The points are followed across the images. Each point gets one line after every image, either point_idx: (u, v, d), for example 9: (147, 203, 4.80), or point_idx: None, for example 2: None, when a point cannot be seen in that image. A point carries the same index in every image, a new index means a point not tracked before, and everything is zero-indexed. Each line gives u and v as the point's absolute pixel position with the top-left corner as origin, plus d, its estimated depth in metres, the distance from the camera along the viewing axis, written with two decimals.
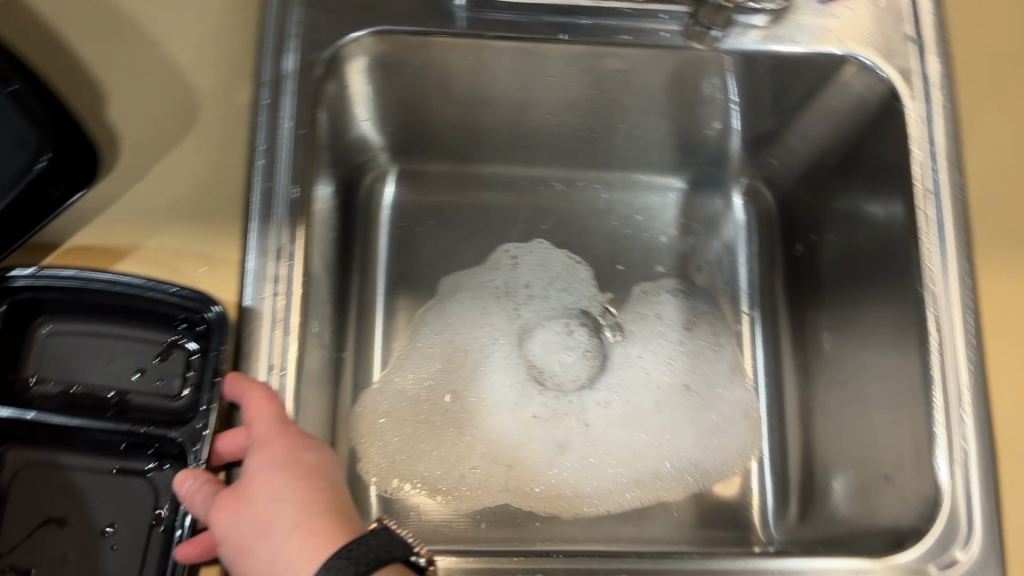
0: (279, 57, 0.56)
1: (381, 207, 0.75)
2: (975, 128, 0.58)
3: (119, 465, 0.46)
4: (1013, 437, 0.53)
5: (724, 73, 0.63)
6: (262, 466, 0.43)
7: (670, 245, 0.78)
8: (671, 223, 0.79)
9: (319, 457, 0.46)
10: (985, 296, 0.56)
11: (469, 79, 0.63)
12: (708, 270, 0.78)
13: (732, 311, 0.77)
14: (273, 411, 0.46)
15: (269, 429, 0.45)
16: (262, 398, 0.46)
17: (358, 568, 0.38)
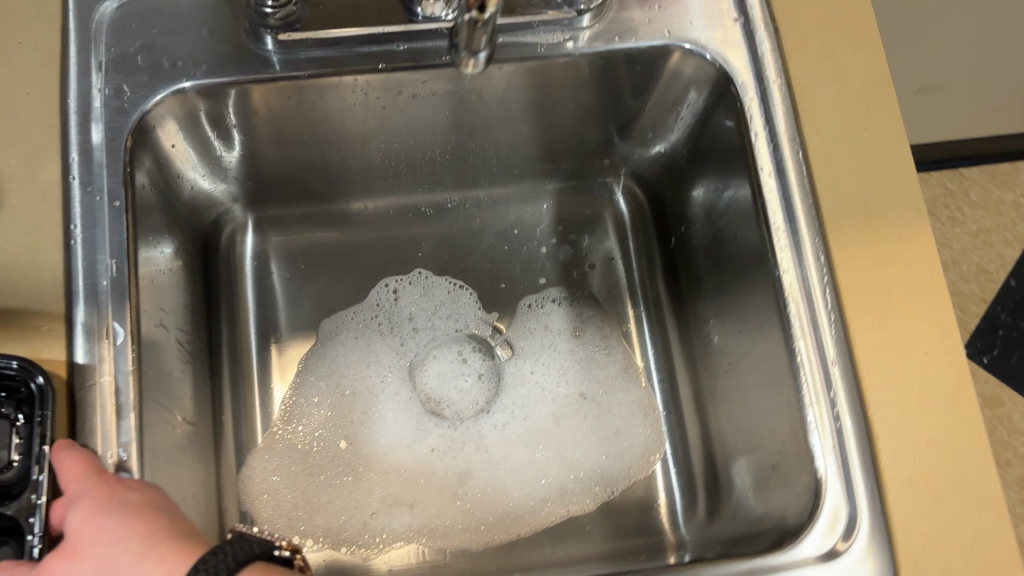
0: (84, 128, 0.53)
1: (244, 259, 0.72)
2: (813, 101, 0.57)
3: None
4: (885, 409, 0.52)
5: (562, 77, 0.61)
6: (88, 518, 0.42)
7: (550, 254, 0.76)
8: (548, 232, 0.77)
9: (143, 493, 0.44)
10: (842, 269, 0.55)
11: (298, 121, 0.61)
12: (592, 274, 0.76)
13: (620, 313, 0.75)
14: (87, 467, 0.44)
15: (87, 485, 0.44)
16: (77, 460, 0.45)
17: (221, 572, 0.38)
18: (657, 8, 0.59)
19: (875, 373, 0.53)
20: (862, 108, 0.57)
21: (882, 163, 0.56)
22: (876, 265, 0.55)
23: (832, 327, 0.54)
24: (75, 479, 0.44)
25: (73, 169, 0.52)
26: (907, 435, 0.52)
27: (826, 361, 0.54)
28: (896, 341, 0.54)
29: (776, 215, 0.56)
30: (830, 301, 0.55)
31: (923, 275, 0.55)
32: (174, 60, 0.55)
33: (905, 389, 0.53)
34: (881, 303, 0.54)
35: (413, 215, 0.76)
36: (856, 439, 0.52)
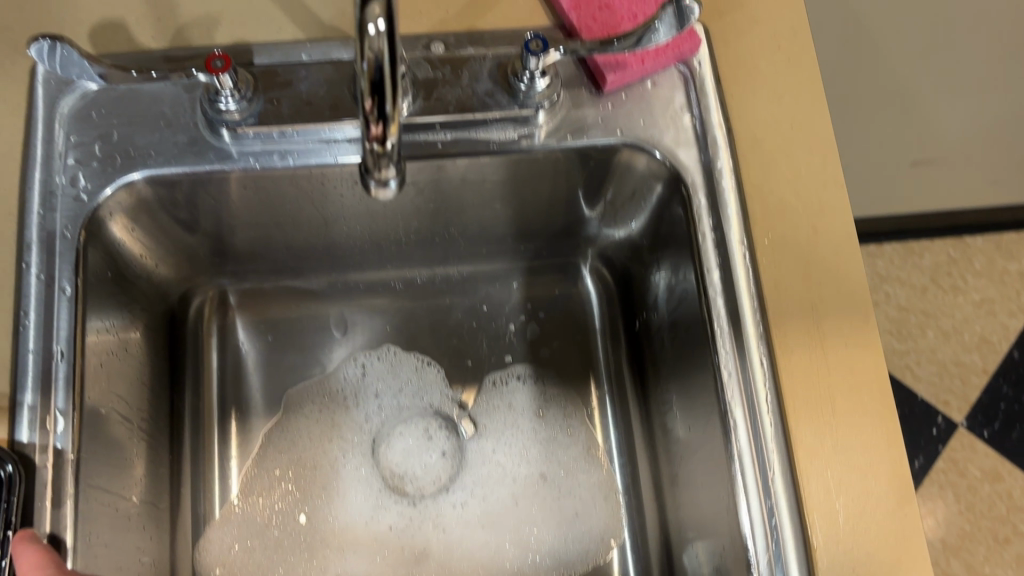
0: (49, 215, 0.54)
1: (213, 331, 0.73)
2: (763, 201, 0.58)
3: None
4: (824, 517, 0.52)
5: (518, 169, 0.62)
6: None
7: (518, 332, 0.76)
8: (517, 310, 0.77)
9: None
10: (786, 373, 0.54)
11: (261, 204, 0.62)
12: (559, 352, 0.76)
13: (585, 392, 0.75)
14: (49, 563, 0.45)
15: None
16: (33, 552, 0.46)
17: None
18: (610, 107, 0.59)
19: (815, 479, 0.52)
20: (811, 208, 0.58)
21: (829, 264, 0.57)
22: (820, 370, 0.55)
23: (773, 434, 0.54)
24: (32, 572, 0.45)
25: (25, 257, 0.53)
26: (845, 543, 0.51)
27: (766, 468, 0.53)
28: (838, 447, 0.53)
29: (720, 317, 0.56)
30: (772, 408, 0.54)
31: (868, 378, 0.54)
32: (132, 150, 0.56)
33: (839, 495, 0.52)
34: (824, 407, 0.54)
35: (383, 289, 0.76)
36: (794, 553, 0.51)
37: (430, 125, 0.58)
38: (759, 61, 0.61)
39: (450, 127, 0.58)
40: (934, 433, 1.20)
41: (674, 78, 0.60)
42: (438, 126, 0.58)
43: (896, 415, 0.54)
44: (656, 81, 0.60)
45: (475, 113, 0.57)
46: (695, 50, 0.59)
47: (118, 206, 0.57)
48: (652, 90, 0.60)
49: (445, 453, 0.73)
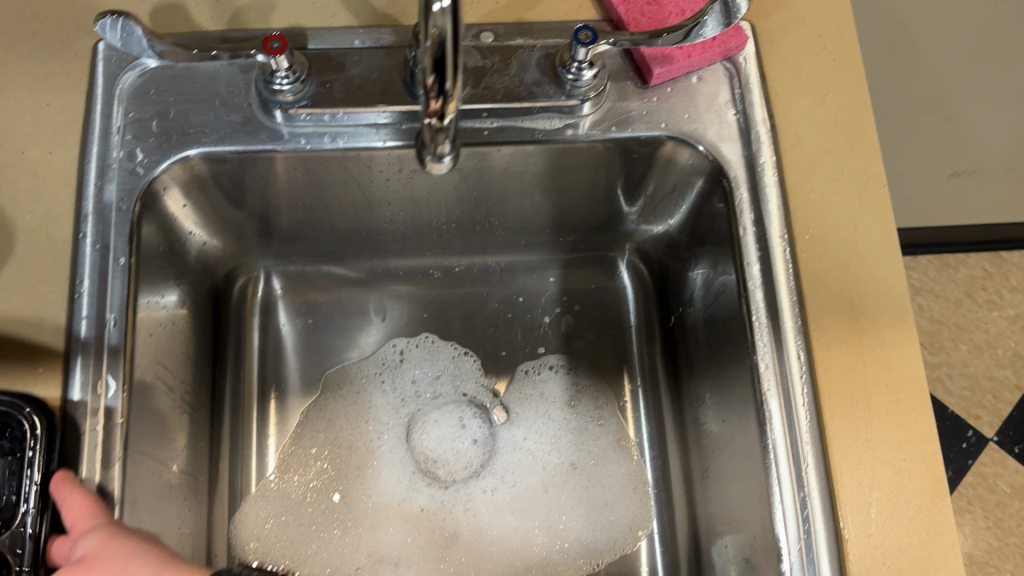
0: (99, 189, 0.56)
1: (255, 311, 0.75)
2: (805, 197, 0.58)
3: None
4: (857, 513, 0.52)
5: (562, 159, 0.63)
6: (106, 558, 0.46)
7: (553, 324, 0.77)
8: (552, 302, 0.78)
9: (143, 541, 0.48)
10: (822, 368, 0.55)
11: (308, 185, 0.63)
12: (593, 345, 0.77)
13: (617, 385, 0.76)
14: (95, 515, 0.47)
15: (94, 528, 0.47)
16: (84, 497, 0.48)
17: None
18: (655, 100, 0.60)
19: (849, 475, 0.53)
20: (851, 206, 0.58)
21: (868, 262, 0.57)
22: (858, 367, 0.55)
23: (808, 428, 0.54)
24: (81, 518, 0.47)
25: (83, 228, 0.55)
26: (878, 539, 0.51)
27: (800, 461, 0.53)
28: (873, 443, 0.53)
29: (758, 311, 0.56)
30: (808, 402, 0.54)
31: (906, 377, 0.55)
32: (187, 127, 0.58)
33: (874, 492, 0.52)
34: (860, 404, 0.54)
35: (421, 277, 0.78)
36: (826, 543, 0.52)
37: (478, 112, 0.58)
38: (804, 59, 0.62)
39: (497, 115, 0.59)
40: (963, 447, 1.19)
41: (719, 73, 0.61)
42: (486, 114, 0.59)
43: (932, 414, 0.54)
44: (701, 76, 0.61)
45: (525, 101, 0.58)
46: (741, 47, 0.60)
47: (173, 180, 0.58)
48: (698, 85, 0.61)
49: (477, 439, 0.74)
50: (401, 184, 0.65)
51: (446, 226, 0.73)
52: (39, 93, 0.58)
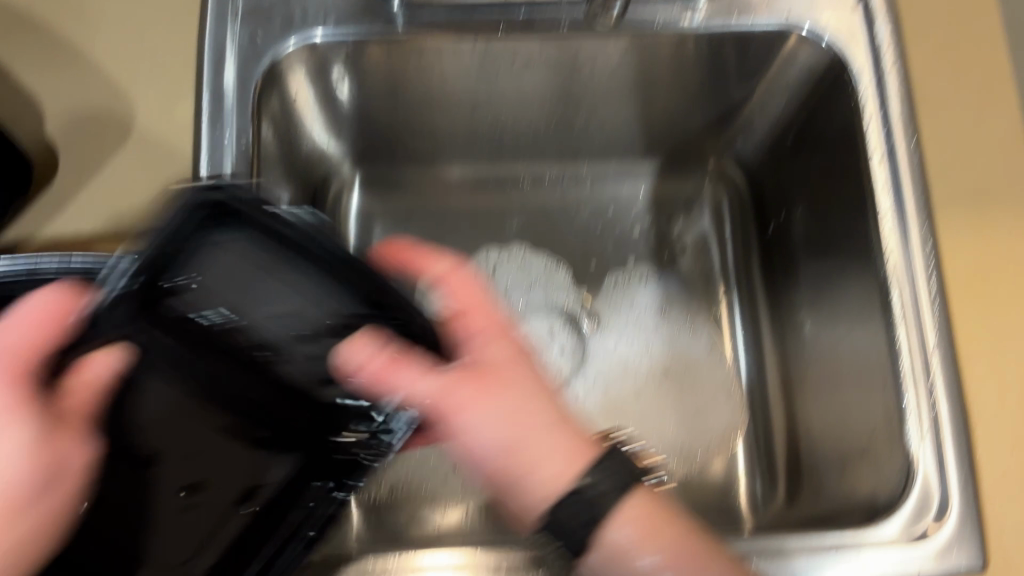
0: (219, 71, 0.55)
1: (348, 217, 0.74)
2: (928, 89, 0.58)
3: (247, 489, 0.46)
4: (986, 406, 0.52)
5: (674, 55, 0.62)
6: (414, 355, 0.43)
7: (645, 235, 0.77)
8: (644, 213, 0.77)
9: (448, 353, 0.45)
10: (947, 260, 0.55)
11: (417, 79, 0.63)
12: (687, 256, 0.76)
13: (711, 296, 0.75)
14: (484, 316, 0.45)
15: (487, 319, 0.45)
16: (470, 288, 0.46)
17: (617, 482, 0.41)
18: None
19: (978, 365, 0.53)
20: (977, 101, 0.57)
21: (996, 155, 0.56)
22: (985, 263, 0.55)
23: (937, 316, 0.53)
24: (481, 312, 0.45)
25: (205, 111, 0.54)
26: (1008, 430, 0.51)
27: (927, 350, 0.53)
28: (1001, 338, 0.53)
29: (884, 200, 0.56)
30: (935, 292, 0.54)
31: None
32: (307, 13, 0.58)
33: (1006, 386, 0.52)
34: (988, 298, 0.54)
35: (512, 187, 0.77)
36: (954, 429, 0.51)
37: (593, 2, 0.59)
38: None
39: None
40: None
41: None
42: None
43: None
44: None
45: None
46: None
47: (294, 65, 0.59)
48: None
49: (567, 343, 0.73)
50: (508, 81, 0.64)
51: (543, 130, 0.72)
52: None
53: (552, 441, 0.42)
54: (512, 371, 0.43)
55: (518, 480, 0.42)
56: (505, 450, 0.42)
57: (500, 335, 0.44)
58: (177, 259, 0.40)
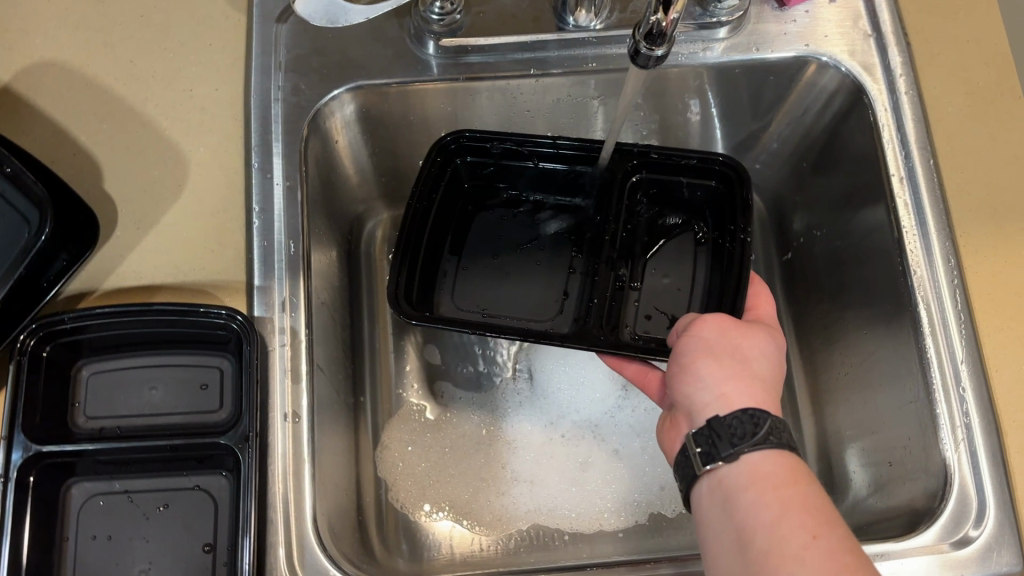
0: (266, 105, 0.59)
1: (380, 257, 0.76)
2: (943, 122, 0.60)
3: (653, 210, 0.66)
4: (1010, 404, 0.54)
5: (701, 88, 0.65)
6: None
7: (467, 388, 0.77)
8: (464, 411, 0.76)
9: None
10: (970, 272, 0.57)
11: (457, 128, 0.67)
12: (476, 416, 0.75)
13: (547, 409, 0.76)
14: None
15: None
16: (771, 303, 0.59)
17: (747, 437, 0.47)
18: (791, 22, 0.62)
19: (1004, 374, 0.55)
20: (985, 124, 0.60)
21: (1009, 170, 0.58)
22: (1005, 276, 0.57)
23: (963, 329, 0.56)
24: None
25: (256, 159, 0.58)
26: None
27: (958, 384, 0.55)
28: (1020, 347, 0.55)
29: (906, 221, 0.58)
30: (958, 299, 0.56)
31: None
32: (348, 64, 0.61)
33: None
34: (1014, 330, 0.56)
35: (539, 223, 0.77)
36: (985, 445, 0.53)
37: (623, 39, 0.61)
38: None
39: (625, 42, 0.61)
40: None
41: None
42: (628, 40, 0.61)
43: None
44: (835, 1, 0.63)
45: None
46: None
47: (330, 116, 0.61)
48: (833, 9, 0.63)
49: (467, 398, 0.76)
50: (548, 134, 0.69)
51: None
52: (210, 30, 0.63)
53: (759, 351, 0.55)
54: (766, 333, 0.56)
55: (699, 364, 0.53)
56: (728, 349, 0.54)
57: (750, 380, 0.52)
58: (648, 226, 0.66)
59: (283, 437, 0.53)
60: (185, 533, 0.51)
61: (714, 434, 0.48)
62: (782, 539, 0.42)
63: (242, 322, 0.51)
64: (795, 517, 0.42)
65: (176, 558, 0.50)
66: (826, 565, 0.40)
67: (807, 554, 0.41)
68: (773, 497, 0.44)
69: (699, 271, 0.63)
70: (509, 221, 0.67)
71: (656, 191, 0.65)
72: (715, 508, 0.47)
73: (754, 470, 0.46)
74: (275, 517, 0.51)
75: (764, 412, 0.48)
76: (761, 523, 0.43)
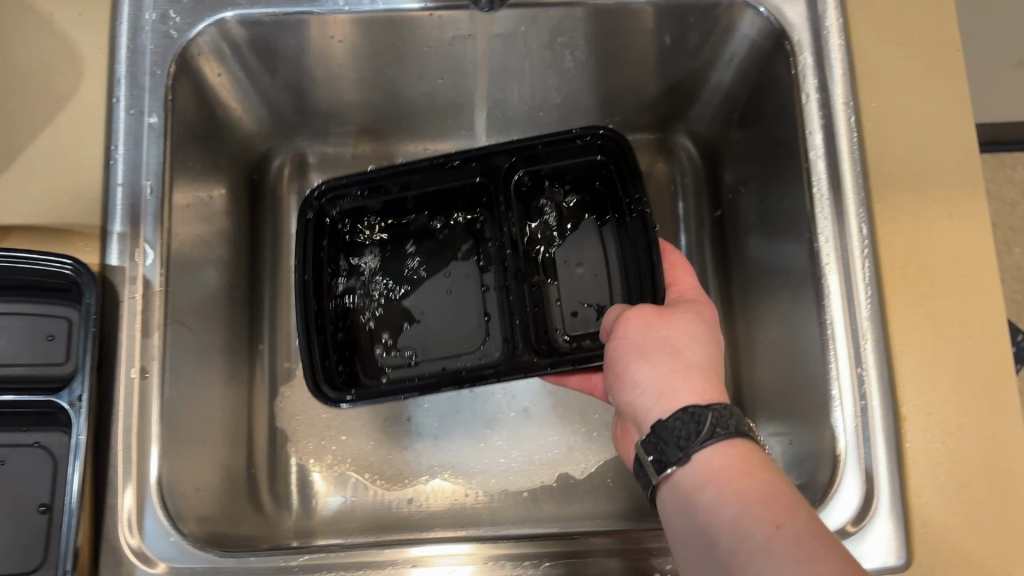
0: (137, 32, 0.55)
1: (288, 198, 0.72)
2: (873, 76, 0.54)
3: (551, 197, 0.65)
4: (913, 387, 0.50)
5: (618, 30, 0.60)
6: None
7: None
8: None
9: None
10: (884, 242, 0.52)
11: (355, 65, 0.62)
12: None
13: None
14: None
15: None
16: (688, 268, 0.58)
17: (696, 437, 0.44)
18: None
19: (909, 353, 0.51)
20: (918, 80, 0.54)
21: (939, 132, 0.53)
22: (924, 245, 0.52)
23: (869, 303, 0.52)
24: None
25: (120, 93, 0.54)
26: (937, 420, 0.49)
27: (859, 358, 0.52)
28: (929, 325, 0.51)
29: (819, 179, 0.54)
30: (869, 272, 0.52)
31: (974, 246, 0.52)
32: None
33: (930, 362, 0.50)
34: (927, 307, 0.51)
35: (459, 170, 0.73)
36: (884, 431, 0.50)
37: None
38: None
39: None
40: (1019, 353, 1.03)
41: None
42: None
43: (1000, 289, 0.51)
44: None
45: None
46: None
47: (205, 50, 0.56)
48: None
49: None
50: (456, 72, 0.64)
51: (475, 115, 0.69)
52: None
53: (690, 334, 0.51)
54: (693, 310, 0.53)
55: (634, 369, 0.50)
56: (656, 342, 0.50)
57: (688, 373, 0.49)
58: (548, 213, 0.65)
59: (129, 393, 0.50)
60: (19, 494, 0.48)
61: (663, 437, 0.45)
62: (745, 541, 0.39)
63: (76, 268, 0.48)
64: (756, 512, 0.40)
65: (7, 520, 0.48)
66: (795, 557, 0.37)
67: (773, 548, 0.38)
68: (731, 493, 0.41)
69: (604, 242, 0.64)
70: (415, 250, 0.67)
71: (540, 179, 0.64)
72: (677, 513, 0.44)
73: (707, 470, 0.43)
74: (114, 479, 0.49)
75: (703, 405, 0.45)
76: (725, 525, 0.40)
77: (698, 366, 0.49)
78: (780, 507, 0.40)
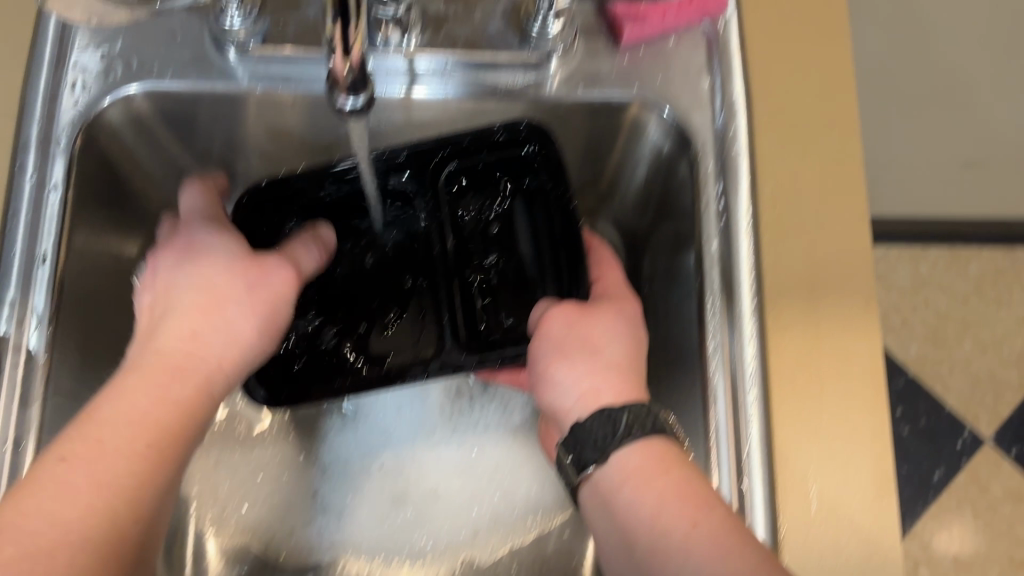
0: (55, 96, 0.55)
1: None
2: (773, 183, 0.55)
3: (496, 197, 0.62)
4: (792, 496, 0.49)
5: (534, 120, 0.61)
6: None
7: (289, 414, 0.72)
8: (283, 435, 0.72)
9: None
10: (775, 350, 0.52)
11: (275, 139, 0.63)
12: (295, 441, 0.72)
13: (368, 440, 0.72)
14: None
15: None
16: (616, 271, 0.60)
17: (614, 435, 0.47)
18: (627, 62, 0.58)
19: (792, 465, 0.50)
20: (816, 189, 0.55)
21: (834, 242, 0.54)
22: (814, 353, 0.52)
23: (757, 411, 0.52)
24: None
25: (23, 158, 0.53)
26: (816, 533, 0.49)
27: (744, 467, 0.51)
28: (812, 435, 0.51)
29: (713, 279, 0.55)
30: (756, 374, 0.52)
31: (860, 355, 0.52)
32: (142, 62, 0.56)
33: (814, 469, 0.50)
34: (813, 417, 0.51)
35: None
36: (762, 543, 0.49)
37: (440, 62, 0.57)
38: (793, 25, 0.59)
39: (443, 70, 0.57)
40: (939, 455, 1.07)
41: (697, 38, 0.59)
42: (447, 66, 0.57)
43: (887, 392, 0.52)
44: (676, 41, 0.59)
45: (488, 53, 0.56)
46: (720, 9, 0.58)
47: (120, 116, 0.57)
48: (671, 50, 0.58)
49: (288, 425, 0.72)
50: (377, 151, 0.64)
51: None
52: None
53: (609, 333, 0.54)
54: (612, 306, 0.56)
55: (556, 370, 0.53)
56: (577, 341, 0.53)
57: (608, 373, 0.51)
58: (491, 203, 0.62)
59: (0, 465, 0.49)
60: None
61: (583, 435, 0.48)
62: (663, 533, 0.42)
63: None
64: (671, 509, 0.43)
65: None
66: (711, 547, 0.40)
67: (691, 543, 0.41)
68: (650, 490, 0.44)
69: (544, 214, 0.60)
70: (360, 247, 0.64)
71: (476, 174, 0.62)
72: (598, 510, 0.47)
73: (625, 468, 0.46)
74: None
75: (621, 406, 0.48)
76: (642, 521, 0.43)
77: (615, 365, 0.52)
78: (692, 504, 0.43)
